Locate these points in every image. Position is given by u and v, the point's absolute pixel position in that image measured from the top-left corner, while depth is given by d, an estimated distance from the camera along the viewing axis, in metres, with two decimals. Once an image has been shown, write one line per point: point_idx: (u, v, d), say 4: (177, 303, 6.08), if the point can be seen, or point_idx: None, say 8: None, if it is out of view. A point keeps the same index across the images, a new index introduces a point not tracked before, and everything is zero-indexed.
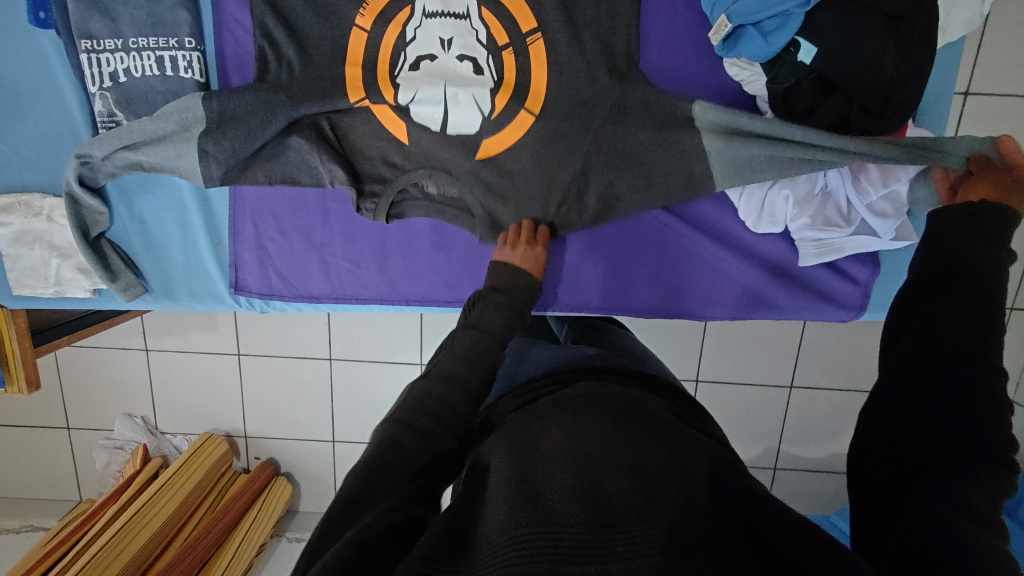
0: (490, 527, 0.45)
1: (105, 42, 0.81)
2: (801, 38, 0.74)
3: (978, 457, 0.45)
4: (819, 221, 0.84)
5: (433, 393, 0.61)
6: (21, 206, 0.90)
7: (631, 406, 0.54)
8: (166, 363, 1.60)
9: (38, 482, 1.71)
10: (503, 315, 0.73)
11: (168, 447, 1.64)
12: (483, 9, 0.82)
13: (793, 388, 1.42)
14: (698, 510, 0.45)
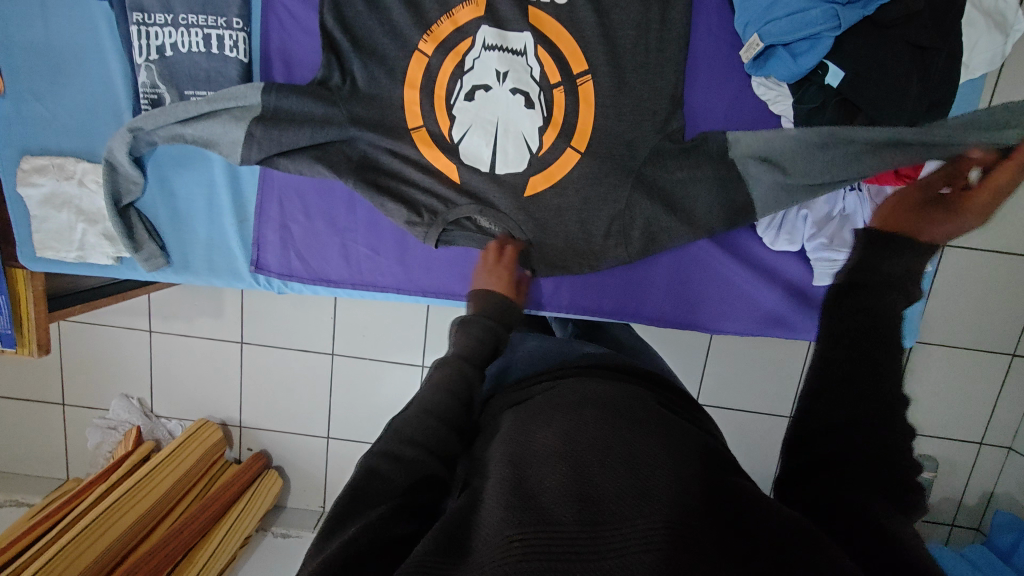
0: (483, 532, 0.45)
1: (156, 17, 0.84)
2: (829, 62, 0.76)
3: (896, 469, 0.44)
4: (836, 242, 0.87)
5: (416, 426, 0.58)
6: (55, 168, 0.92)
7: (625, 406, 0.54)
8: (168, 346, 1.61)
9: (26, 456, 1.70)
10: (480, 340, 0.71)
11: (162, 431, 1.66)
12: (539, 47, 0.86)
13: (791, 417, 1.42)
14: (691, 500, 0.44)
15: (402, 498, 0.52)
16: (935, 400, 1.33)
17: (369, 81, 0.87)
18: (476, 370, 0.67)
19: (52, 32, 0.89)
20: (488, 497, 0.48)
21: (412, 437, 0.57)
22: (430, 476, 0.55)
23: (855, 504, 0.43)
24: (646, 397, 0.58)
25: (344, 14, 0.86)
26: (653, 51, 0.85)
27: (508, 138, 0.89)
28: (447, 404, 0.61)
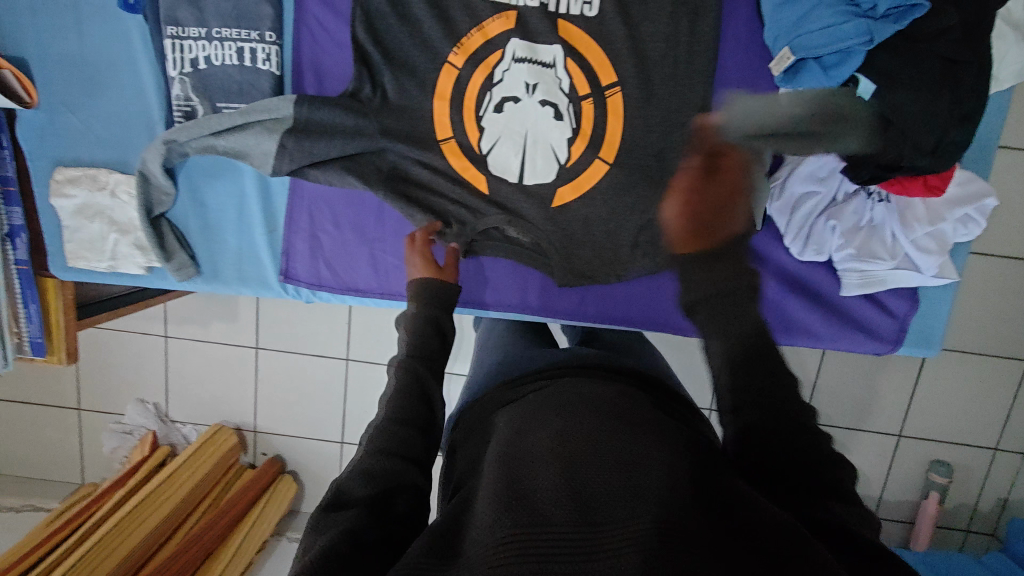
0: (475, 534, 0.46)
1: (190, 30, 0.85)
2: (861, 76, 0.77)
3: (836, 470, 0.50)
4: (864, 253, 0.87)
5: (389, 439, 0.59)
6: (88, 179, 0.93)
7: (618, 406, 0.55)
8: (185, 352, 1.61)
9: (43, 462, 1.71)
10: (427, 335, 0.70)
11: (177, 436, 1.67)
12: (569, 59, 0.87)
13: None
14: (680, 495, 0.45)
15: (374, 505, 0.54)
16: (951, 406, 1.33)
17: (398, 93, 0.88)
18: (429, 368, 0.67)
19: (86, 45, 0.90)
20: (480, 500, 0.49)
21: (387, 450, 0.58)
22: (404, 483, 0.57)
23: (814, 511, 0.48)
24: (639, 396, 0.60)
25: (374, 27, 0.86)
26: (682, 63, 0.86)
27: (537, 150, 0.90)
28: (412, 409, 0.62)
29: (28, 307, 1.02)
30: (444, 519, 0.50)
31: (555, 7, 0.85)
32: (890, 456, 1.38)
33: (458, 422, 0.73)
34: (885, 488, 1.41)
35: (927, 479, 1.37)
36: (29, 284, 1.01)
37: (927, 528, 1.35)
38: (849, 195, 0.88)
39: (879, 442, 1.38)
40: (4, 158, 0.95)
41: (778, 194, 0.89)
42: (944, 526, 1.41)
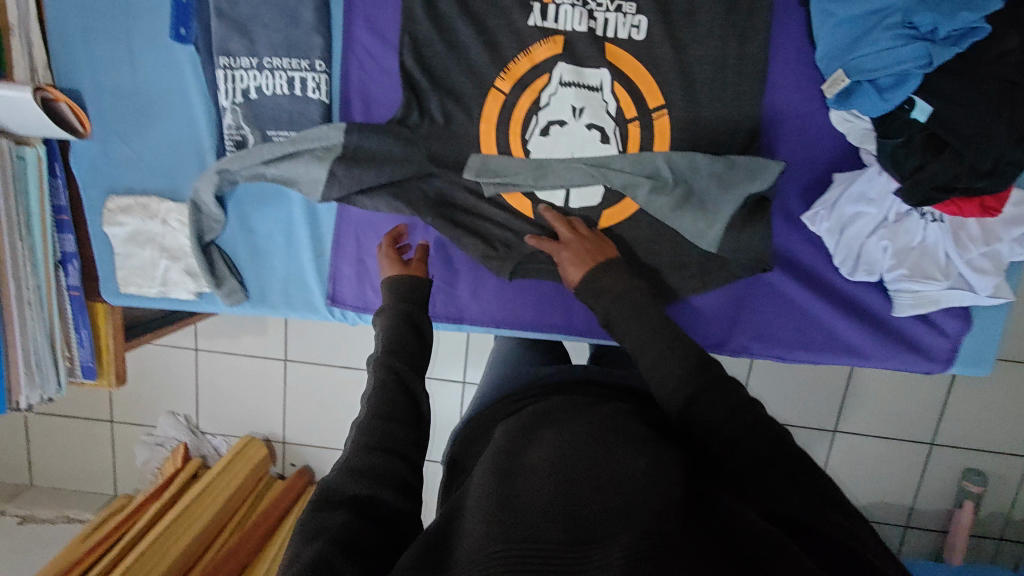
0: (471, 542, 0.48)
1: (242, 61, 0.86)
2: (918, 97, 0.76)
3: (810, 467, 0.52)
4: (916, 273, 0.87)
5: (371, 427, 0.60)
6: (139, 208, 0.95)
7: (611, 428, 0.57)
8: (214, 365, 1.61)
9: (74, 473, 1.71)
10: (406, 332, 0.73)
11: (207, 448, 1.67)
12: (616, 83, 0.86)
13: (835, 432, 1.42)
14: (669, 506, 0.47)
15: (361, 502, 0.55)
16: (978, 411, 1.37)
17: (445, 120, 0.89)
18: (407, 363, 0.69)
19: (139, 75, 0.91)
20: (474, 512, 0.51)
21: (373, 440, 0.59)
22: (393, 475, 0.57)
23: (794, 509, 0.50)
24: (631, 415, 0.63)
25: (422, 54, 0.87)
26: (730, 85, 0.86)
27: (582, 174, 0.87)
28: (397, 404, 0.63)
29: (79, 332, 1.04)
30: (439, 530, 0.52)
31: (602, 31, 0.85)
32: (923, 466, 1.41)
33: (453, 441, 0.76)
34: (917, 498, 1.44)
35: (960, 488, 1.40)
36: (81, 310, 1.03)
37: (963, 542, 1.37)
38: (902, 215, 0.86)
39: (907, 447, 1.40)
40: (57, 188, 0.97)
41: (830, 213, 0.87)
42: (975, 533, 1.44)
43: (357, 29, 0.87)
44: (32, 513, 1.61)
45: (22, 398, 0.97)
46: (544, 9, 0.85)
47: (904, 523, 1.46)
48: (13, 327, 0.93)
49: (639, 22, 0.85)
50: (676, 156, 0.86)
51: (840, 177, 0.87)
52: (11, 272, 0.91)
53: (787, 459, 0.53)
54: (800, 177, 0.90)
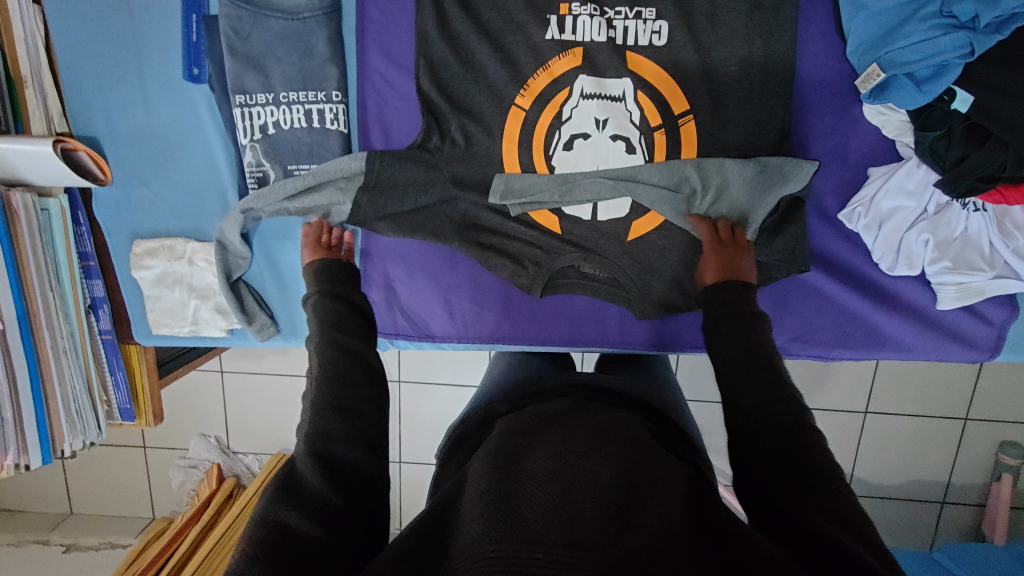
0: (458, 541, 0.46)
1: (258, 97, 0.85)
2: (959, 88, 0.73)
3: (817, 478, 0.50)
4: (960, 265, 0.85)
5: (342, 400, 0.60)
6: (165, 250, 0.94)
7: (613, 433, 0.56)
8: (240, 385, 1.58)
9: (108, 501, 1.68)
10: (341, 306, 0.72)
11: (240, 466, 1.62)
12: (639, 92, 0.84)
13: (867, 413, 1.40)
14: (672, 532, 0.45)
15: (333, 476, 0.54)
16: (1013, 386, 1.35)
17: (466, 141, 0.87)
18: (362, 338, 0.69)
19: (155, 119, 0.91)
20: (466, 508, 0.48)
21: (337, 407, 0.60)
22: (353, 440, 0.57)
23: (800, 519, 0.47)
24: (635, 424, 0.61)
25: (439, 77, 0.86)
26: (757, 85, 0.83)
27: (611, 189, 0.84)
28: (352, 371, 0.64)
29: (114, 375, 1.04)
30: (427, 516, 0.50)
31: (622, 39, 0.83)
32: (957, 442, 1.40)
33: (444, 444, 0.75)
34: (952, 474, 1.42)
35: (997, 462, 1.39)
36: (115, 352, 1.03)
37: (1004, 515, 1.35)
38: (943, 206, 0.85)
39: (944, 425, 1.39)
40: (82, 235, 0.97)
41: (867, 209, 0.86)
42: (1016, 506, 1.42)
43: (371, 55, 0.87)
44: (76, 542, 1.58)
45: (65, 445, 0.97)
46: (561, 22, 0.83)
47: (940, 498, 1.44)
48: (50, 377, 0.93)
49: (660, 28, 0.83)
50: (705, 164, 0.82)
51: (876, 172, 0.85)
52: (45, 323, 0.91)
53: (789, 462, 0.51)
54: (834, 174, 0.88)
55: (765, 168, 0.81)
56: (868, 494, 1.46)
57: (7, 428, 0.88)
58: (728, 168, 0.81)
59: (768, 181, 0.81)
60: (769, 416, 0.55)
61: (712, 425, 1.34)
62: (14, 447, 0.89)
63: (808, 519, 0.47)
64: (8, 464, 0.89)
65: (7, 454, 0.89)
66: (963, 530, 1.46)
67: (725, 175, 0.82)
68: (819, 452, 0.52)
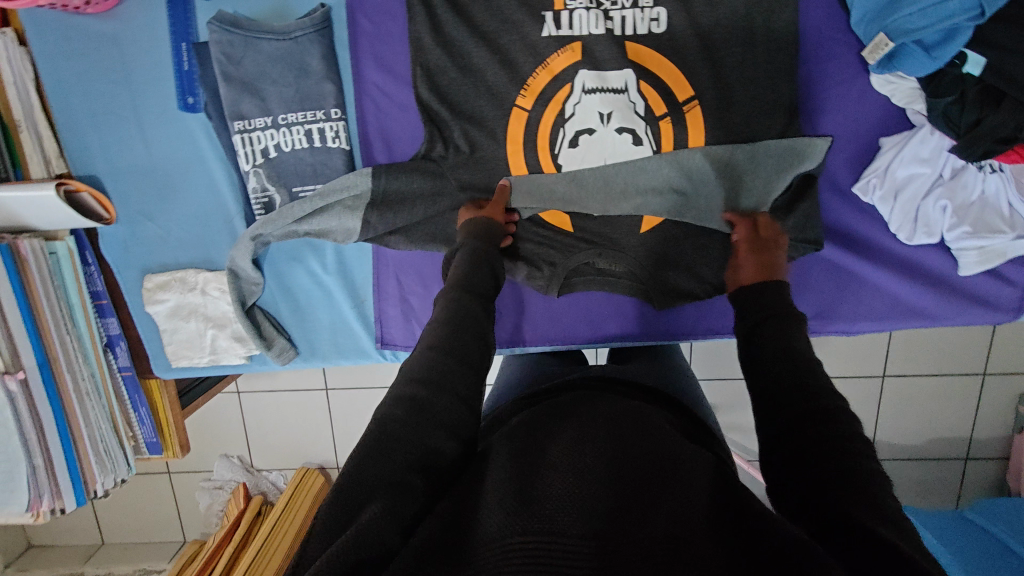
0: (477, 528, 0.45)
1: (256, 121, 0.84)
2: (970, 50, 0.72)
3: (857, 476, 0.49)
4: (980, 228, 0.83)
5: (438, 375, 0.57)
6: (177, 282, 0.94)
7: (630, 424, 0.55)
8: (258, 403, 1.57)
9: (139, 529, 1.68)
10: (480, 272, 0.70)
11: (265, 483, 1.61)
12: (643, 82, 0.82)
13: (887, 377, 1.39)
14: (695, 515, 0.44)
15: (424, 452, 0.52)
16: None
17: (471, 148, 0.86)
18: (482, 307, 0.66)
19: (154, 152, 0.90)
20: (486, 500, 0.48)
21: (439, 382, 0.56)
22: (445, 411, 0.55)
23: (844, 517, 0.47)
24: (652, 413, 0.61)
25: (437, 84, 0.84)
26: (761, 65, 0.82)
27: (626, 188, 0.85)
28: (464, 345, 0.60)
29: (138, 410, 1.04)
30: (447, 508, 0.49)
31: (621, 30, 0.82)
32: (977, 397, 1.39)
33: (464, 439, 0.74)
34: (975, 430, 1.42)
35: (1018, 414, 1.39)
36: (136, 388, 1.03)
37: None
38: (959, 170, 0.83)
39: (965, 382, 1.38)
40: (92, 274, 0.96)
41: (882, 179, 0.85)
42: None
43: (366, 67, 0.86)
44: (111, 571, 1.61)
45: (97, 485, 0.97)
46: (557, 17, 0.81)
47: (964, 455, 1.44)
48: (76, 419, 0.92)
49: (658, 14, 0.81)
50: (723, 150, 0.82)
51: (888, 142, 0.84)
52: (66, 366, 0.91)
53: (823, 459, 0.51)
54: (845, 147, 0.87)
55: (775, 147, 0.81)
56: (893, 458, 1.46)
57: (39, 474, 0.89)
58: (737, 152, 0.82)
59: (779, 160, 0.82)
60: (799, 413, 0.55)
61: (734, 404, 1.33)
62: (48, 492, 0.90)
63: (849, 511, 0.47)
64: (44, 510, 0.90)
65: (42, 499, 0.89)
66: (988, 485, 1.46)
67: (743, 160, 0.82)
68: (856, 444, 0.52)
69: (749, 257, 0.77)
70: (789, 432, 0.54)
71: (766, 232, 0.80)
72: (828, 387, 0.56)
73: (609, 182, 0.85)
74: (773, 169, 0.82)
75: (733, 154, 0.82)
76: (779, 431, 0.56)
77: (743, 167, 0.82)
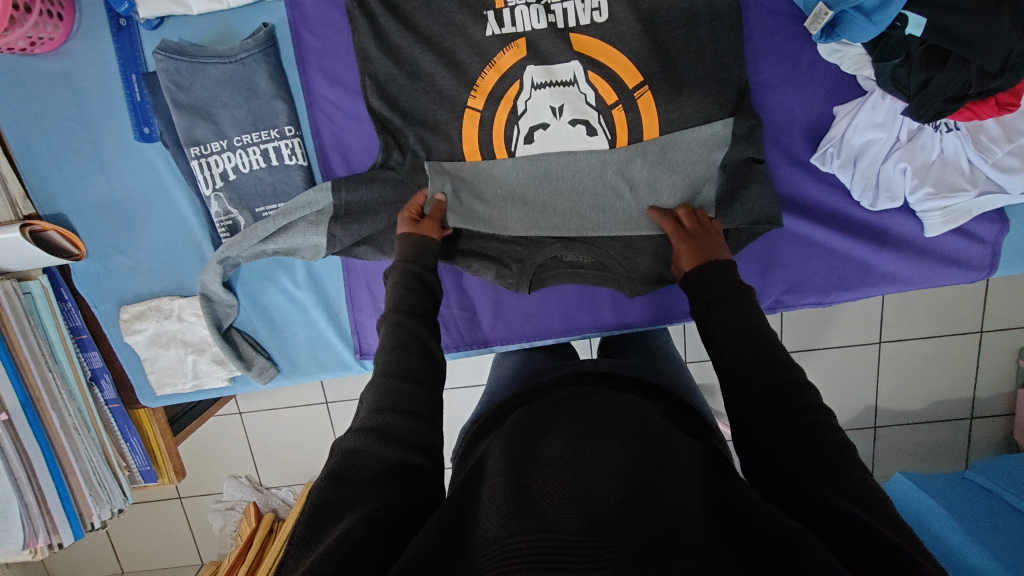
0: (478, 532, 0.46)
1: (212, 145, 0.85)
2: (910, 12, 0.72)
3: (828, 457, 0.49)
4: (942, 189, 0.83)
5: (400, 395, 0.59)
6: (153, 311, 0.95)
7: (625, 418, 0.55)
8: (261, 422, 1.58)
9: (157, 554, 1.70)
10: (415, 291, 0.70)
11: (276, 500, 1.61)
12: (590, 72, 0.82)
13: (881, 343, 1.39)
14: (689, 510, 0.44)
15: (392, 468, 0.54)
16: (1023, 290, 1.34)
17: (428, 153, 0.86)
18: (428, 327, 0.66)
19: (117, 185, 0.90)
20: (484, 503, 0.48)
21: (396, 406, 0.58)
22: (406, 432, 0.57)
23: (817, 500, 0.47)
24: (645, 407, 0.60)
25: (388, 93, 0.84)
26: (707, 44, 0.81)
27: (575, 205, 0.87)
28: (417, 366, 0.61)
29: (129, 441, 1.05)
30: (446, 510, 0.50)
31: (564, 23, 0.82)
32: (974, 356, 1.39)
33: (457, 449, 0.75)
34: (976, 389, 1.41)
35: (1018, 370, 1.38)
36: (125, 419, 1.03)
37: None
38: (916, 132, 0.83)
39: (962, 342, 1.38)
40: (69, 310, 0.97)
41: (839, 148, 0.85)
42: None
43: (316, 83, 0.87)
44: None
45: (94, 517, 0.98)
46: (499, 16, 0.81)
47: (967, 414, 1.43)
48: (66, 455, 0.94)
49: (599, 4, 0.81)
50: (656, 149, 0.83)
51: (842, 110, 0.84)
52: (50, 404, 0.92)
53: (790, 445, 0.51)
54: (800, 119, 0.87)
55: (688, 140, 0.83)
56: (896, 424, 1.45)
57: (33, 512, 0.91)
58: (649, 153, 0.84)
59: (693, 153, 0.83)
60: (764, 397, 0.55)
61: None
62: (43, 529, 0.92)
63: (827, 499, 0.46)
64: (41, 545, 0.93)
65: (38, 536, 0.92)
66: (995, 442, 1.45)
67: (677, 155, 0.84)
68: (819, 426, 0.52)
69: (683, 249, 0.77)
70: (752, 424, 0.55)
71: (689, 217, 0.81)
72: (789, 366, 0.56)
73: (561, 200, 0.87)
74: (688, 163, 0.84)
75: (647, 155, 0.84)
76: (745, 411, 0.56)
77: (660, 166, 0.84)
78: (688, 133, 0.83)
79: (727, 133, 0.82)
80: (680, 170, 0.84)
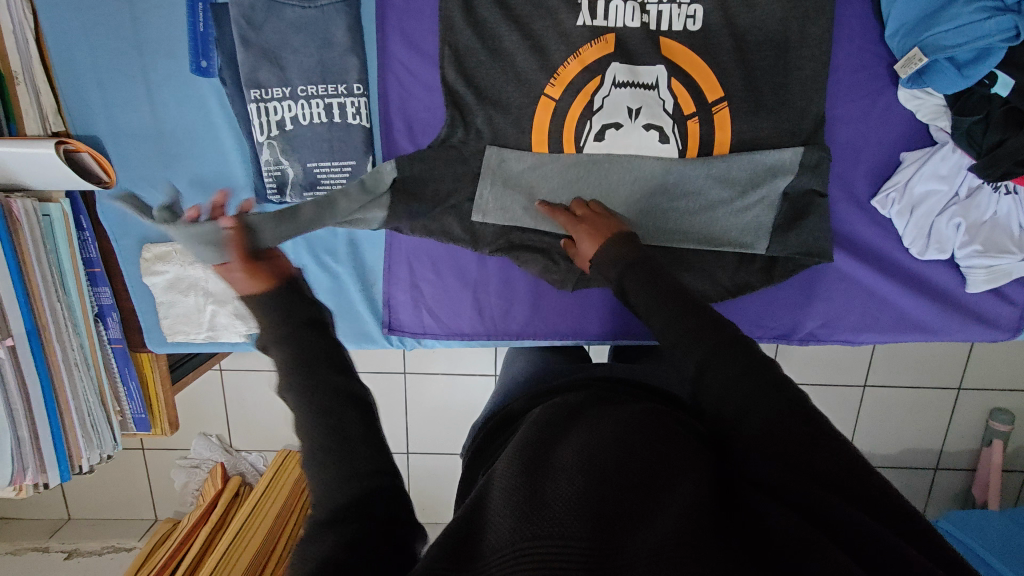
0: (488, 536, 0.44)
1: (274, 91, 0.81)
2: (1001, 72, 0.74)
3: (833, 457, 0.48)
4: (990, 248, 0.85)
5: (327, 381, 0.52)
6: (179, 254, 0.90)
7: (645, 418, 0.52)
8: (240, 382, 1.52)
9: (112, 504, 1.62)
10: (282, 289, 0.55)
11: (245, 464, 1.56)
12: (673, 79, 0.81)
13: (866, 387, 1.42)
14: (700, 515, 0.42)
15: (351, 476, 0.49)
16: (1009, 355, 1.39)
17: (494, 136, 0.84)
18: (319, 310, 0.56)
19: (161, 116, 0.85)
20: (495, 504, 0.45)
21: (315, 393, 0.51)
22: (346, 427, 0.50)
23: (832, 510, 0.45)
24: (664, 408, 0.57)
25: (465, 66, 0.82)
26: (792, 71, 0.82)
27: (634, 212, 0.85)
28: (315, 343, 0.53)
29: (127, 385, 1.00)
30: (458, 508, 0.47)
31: (656, 24, 0.81)
32: (954, 410, 1.44)
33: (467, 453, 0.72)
34: (949, 442, 1.46)
35: (988, 427, 1.42)
36: (126, 361, 0.98)
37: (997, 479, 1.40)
38: (974, 190, 0.85)
39: (942, 396, 1.42)
40: (86, 239, 0.91)
41: (901, 194, 0.86)
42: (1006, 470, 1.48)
43: (390, 42, 0.83)
44: (78, 546, 1.53)
45: (83, 460, 0.93)
46: (593, 7, 0.80)
47: (934, 465, 1.48)
48: (64, 391, 0.89)
49: (694, 12, 0.80)
50: (721, 165, 0.83)
51: (909, 157, 0.85)
52: (56, 336, 0.86)
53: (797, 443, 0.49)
54: (865, 160, 0.87)
55: (751, 159, 0.83)
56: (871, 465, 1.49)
57: (25, 447, 0.85)
58: (715, 171, 0.84)
59: (755, 173, 0.84)
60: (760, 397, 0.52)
61: None
62: (32, 466, 0.86)
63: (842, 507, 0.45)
64: (27, 484, 0.86)
65: (26, 473, 0.86)
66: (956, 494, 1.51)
67: (739, 175, 0.84)
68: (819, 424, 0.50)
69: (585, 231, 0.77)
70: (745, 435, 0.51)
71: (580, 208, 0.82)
72: None
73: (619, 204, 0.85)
74: (751, 182, 0.84)
75: (711, 172, 0.84)
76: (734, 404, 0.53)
77: (723, 184, 0.84)
78: (754, 155, 0.83)
79: (793, 161, 0.83)
80: (744, 189, 0.84)
